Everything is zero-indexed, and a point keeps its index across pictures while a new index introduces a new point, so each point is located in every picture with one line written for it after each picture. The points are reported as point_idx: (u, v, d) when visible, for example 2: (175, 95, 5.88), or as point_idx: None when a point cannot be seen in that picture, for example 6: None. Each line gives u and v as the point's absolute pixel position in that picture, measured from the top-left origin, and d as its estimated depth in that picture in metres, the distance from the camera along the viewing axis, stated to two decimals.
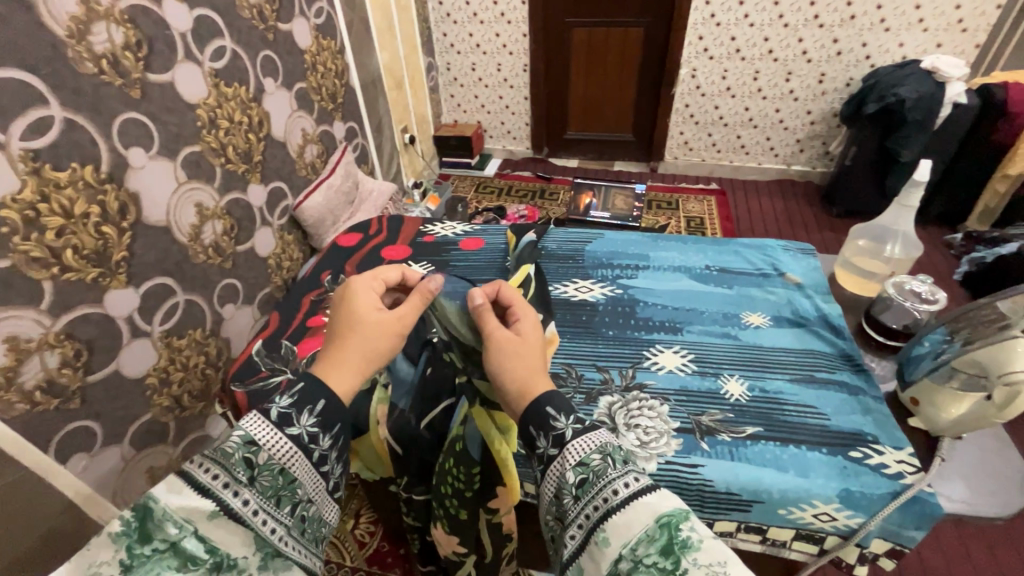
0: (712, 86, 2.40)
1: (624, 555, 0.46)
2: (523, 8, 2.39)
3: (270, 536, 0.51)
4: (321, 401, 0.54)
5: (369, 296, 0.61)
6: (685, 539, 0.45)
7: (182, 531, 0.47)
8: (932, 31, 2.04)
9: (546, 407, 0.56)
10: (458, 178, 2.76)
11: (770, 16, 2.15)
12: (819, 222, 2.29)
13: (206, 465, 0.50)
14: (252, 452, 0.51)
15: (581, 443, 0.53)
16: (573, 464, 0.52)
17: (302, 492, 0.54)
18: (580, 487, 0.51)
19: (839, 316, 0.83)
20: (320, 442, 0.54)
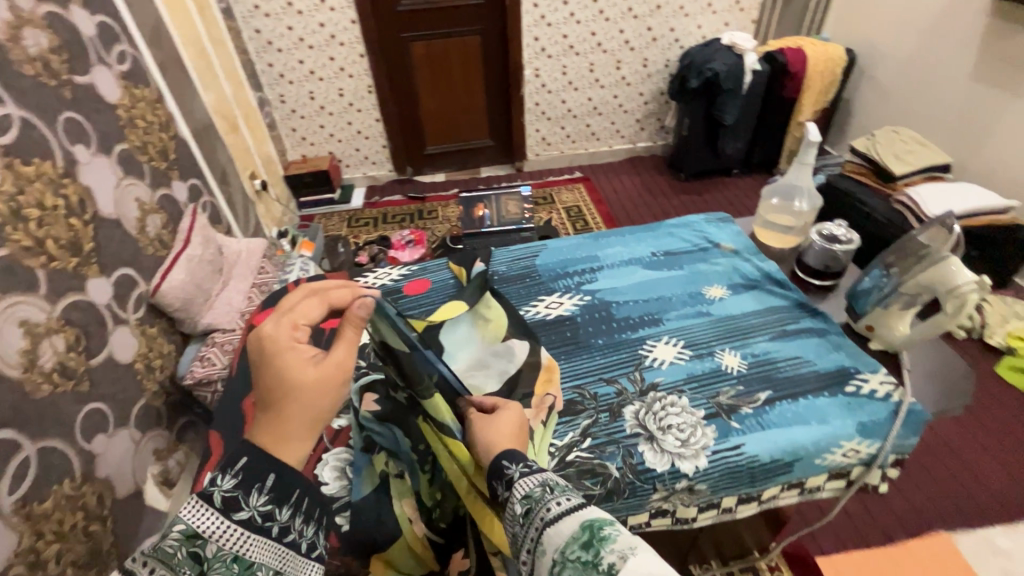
0: (555, 82, 2.54)
1: (556, 559, 0.41)
2: (354, 28, 2.27)
3: None
4: (270, 476, 0.51)
5: (296, 349, 0.54)
6: (605, 533, 0.39)
7: None
8: (719, 13, 2.40)
9: (501, 460, 0.54)
10: (324, 216, 2.52)
11: (592, 12, 2.33)
12: (674, 189, 2.56)
13: (151, 563, 0.47)
14: (199, 546, 0.49)
15: (529, 477, 0.50)
16: (522, 496, 0.49)
17: (265, 572, 0.51)
18: (525, 515, 0.47)
19: (778, 271, 0.92)
20: (279, 517, 0.52)
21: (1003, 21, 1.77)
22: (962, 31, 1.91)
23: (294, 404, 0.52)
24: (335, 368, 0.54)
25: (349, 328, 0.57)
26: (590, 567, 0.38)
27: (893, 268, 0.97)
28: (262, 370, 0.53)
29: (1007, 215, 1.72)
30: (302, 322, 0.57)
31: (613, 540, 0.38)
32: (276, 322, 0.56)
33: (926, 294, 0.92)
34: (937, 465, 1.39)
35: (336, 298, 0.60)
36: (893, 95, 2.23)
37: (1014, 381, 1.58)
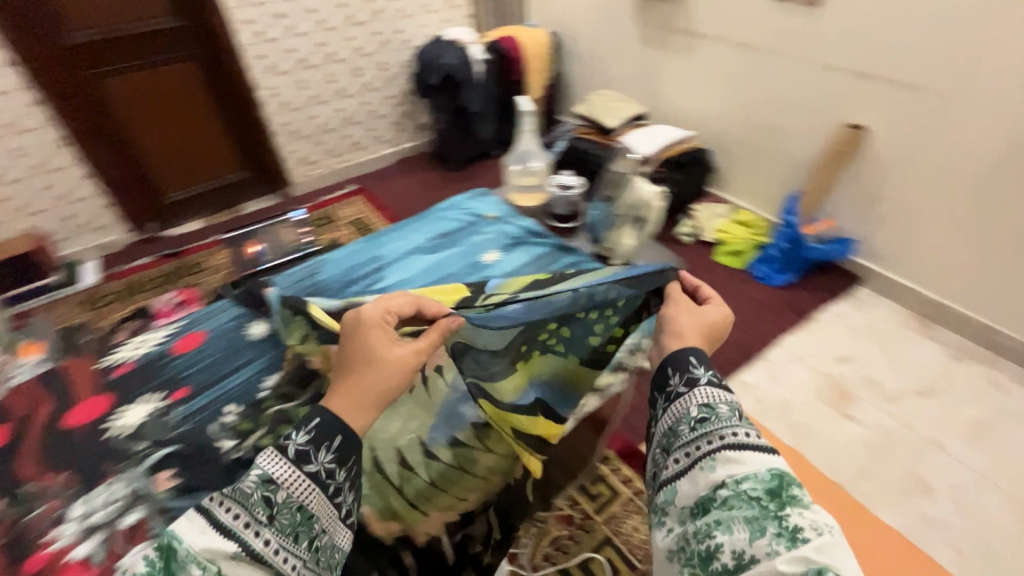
0: (299, 99, 2.43)
1: (726, 483, 0.61)
2: (13, 71, 1.84)
3: (290, 571, 0.60)
4: (336, 437, 0.65)
5: (384, 329, 0.74)
6: (796, 499, 0.58)
7: (205, 572, 0.55)
8: (436, 12, 2.59)
9: (686, 356, 0.73)
10: (47, 308, 2.01)
11: (313, 23, 2.29)
12: (448, 180, 2.70)
13: (229, 506, 0.60)
14: (269, 491, 0.61)
15: (715, 392, 0.69)
16: (699, 404, 0.68)
17: (320, 526, 0.64)
18: (701, 423, 0.67)
19: (535, 225, 1.08)
20: (336, 477, 0.65)
21: None
22: (621, 8, 2.40)
23: (371, 370, 0.69)
24: (408, 353, 0.72)
25: (434, 333, 0.76)
26: (767, 513, 0.57)
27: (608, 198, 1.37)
28: (354, 335, 0.73)
29: (688, 142, 2.25)
30: (393, 310, 0.78)
31: (803, 510, 0.57)
32: (373, 307, 0.77)
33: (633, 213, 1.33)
34: None
35: (426, 304, 0.81)
36: (592, 65, 2.69)
37: (727, 262, 2.11)
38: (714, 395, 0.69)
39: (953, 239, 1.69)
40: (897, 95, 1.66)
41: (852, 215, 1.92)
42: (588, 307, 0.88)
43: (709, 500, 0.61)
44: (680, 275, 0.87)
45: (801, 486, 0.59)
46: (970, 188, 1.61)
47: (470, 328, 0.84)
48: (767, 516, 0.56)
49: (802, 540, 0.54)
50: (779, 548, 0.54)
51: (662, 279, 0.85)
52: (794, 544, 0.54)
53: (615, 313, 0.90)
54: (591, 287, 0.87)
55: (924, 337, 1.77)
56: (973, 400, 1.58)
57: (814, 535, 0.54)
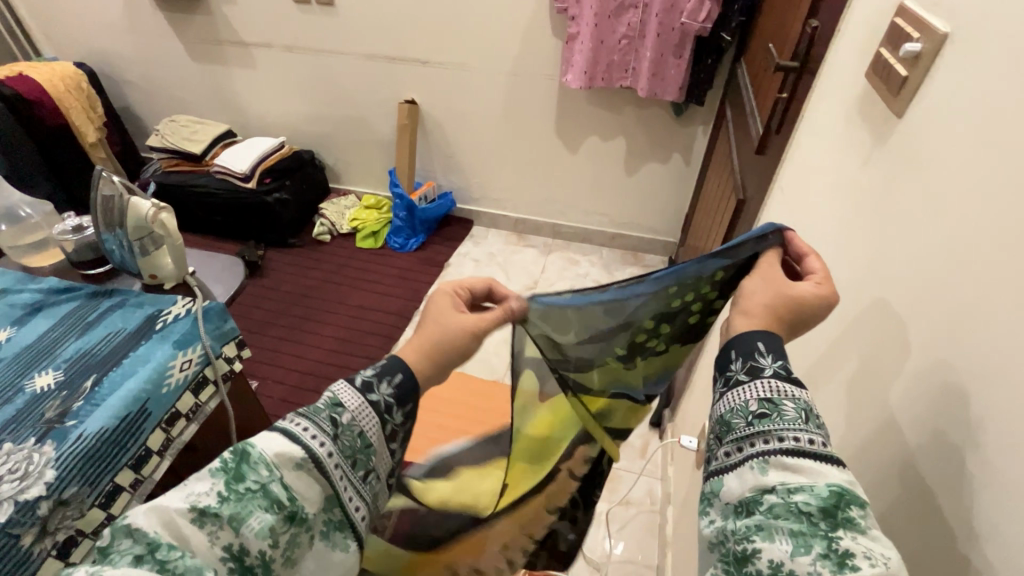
0: None
1: (774, 491, 0.41)
2: None
3: (344, 500, 0.51)
4: (400, 375, 0.55)
5: (449, 305, 0.61)
6: (858, 524, 0.38)
7: (270, 477, 0.47)
8: None
9: (757, 341, 0.49)
10: None
11: None
12: None
13: (300, 420, 0.50)
14: (337, 413, 0.51)
15: (789, 387, 0.45)
16: (761, 398, 0.45)
17: (375, 463, 0.54)
18: (755, 421, 0.45)
19: (58, 282, 0.92)
20: (393, 417, 0.54)
21: (170, 12, 2.12)
22: (153, 25, 2.18)
23: (424, 337, 0.58)
24: (469, 324, 0.59)
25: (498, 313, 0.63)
26: (818, 531, 0.38)
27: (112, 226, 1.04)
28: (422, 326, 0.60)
29: (286, 148, 2.28)
30: (465, 289, 0.64)
31: (860, 537, 0.37)
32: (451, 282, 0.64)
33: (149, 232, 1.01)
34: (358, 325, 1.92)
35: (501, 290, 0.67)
36: (153, 91, 2.41)
37: (369, 245, 2.28)
38: (792, 387, 0.45)
39: (509, 170, 2.21)
40: (425, 71, 2.02)
41: (445, 173, 2.30)
42: (689, 290, 0.64)
43: (755, 504, 0.41)
44: (787, 240, 0.59)
45: (867, 506, 0.39)
46: (499, 131, 2.11)
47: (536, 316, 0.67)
48: (814, 536, 0.38)
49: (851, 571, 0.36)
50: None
51: (754, 251, 0.59)
52: None
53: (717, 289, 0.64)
54: (687, 274, 0.62)
55: (523, 246, 2.30)
56: (562, 277, 2.15)
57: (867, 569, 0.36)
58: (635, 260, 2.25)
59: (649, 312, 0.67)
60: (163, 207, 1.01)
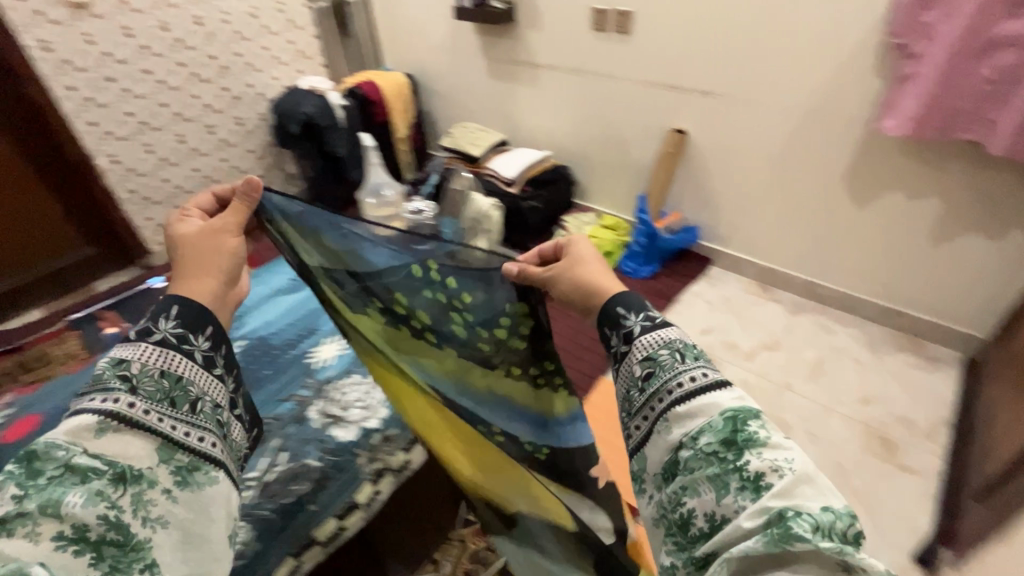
0: (145, 163, 2.29)
1: (687, 442, 0.52)
2: None
3: (180, 436, 0.53)
4: (173, 305, 0.57)
5: (182, 218, 0.66)
6: (756, 438, 0.49)
7: (71, 452, 0.47)
8: (289, 63, 2.62)
9: (615, 306, 0.62)
10: None
11: (151, 83, 2.19)
12: None
13: (90, 396, 0.51)
14: (124, 369, 0.53)
15: (654, 340, 0.59)
16: (641, 360, 0.58)
17: (198, 391, 0.56)
18: (647, 377, 0.57)
19: None
20: (194, 342, 0.57)
21: (484, 35, 2.47)
22: (467, 46, 2.57)
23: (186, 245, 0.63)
24: (217, 230, 0.65)
25: (236, 204, 0.68)
26: (726, 467, 0.48)
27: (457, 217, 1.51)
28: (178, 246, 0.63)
29: (547, 162, 2.46)
30: (194, 207, 0.68)
31: (763, 451, 0.48)
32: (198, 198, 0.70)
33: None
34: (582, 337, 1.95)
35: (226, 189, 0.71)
36: (452, 100, 2.84)
37: None
38: (668, 332, 0.59)
39: (769, 216, 2.02)
40: (703, 102, 1.96)
41: (695, 207, 2.21)
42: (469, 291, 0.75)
43: (675, 465, 0.53)
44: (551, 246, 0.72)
45: (760, 419, 0.51)
46: (771, 173, 1.93)
47: (278, 221, 0.75)
48: (728, 473, 0.48)
49: (764, 489, 0.46)
50: (744, 503, 0.46)
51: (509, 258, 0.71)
52: (760, 497, 0.46)
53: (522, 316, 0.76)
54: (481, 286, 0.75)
55: (766, 299, 2.07)
56: (809, 346, 1.86)
57: (778, 481, 0.45)
58: (913, 347, 1.84)
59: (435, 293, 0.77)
60: None
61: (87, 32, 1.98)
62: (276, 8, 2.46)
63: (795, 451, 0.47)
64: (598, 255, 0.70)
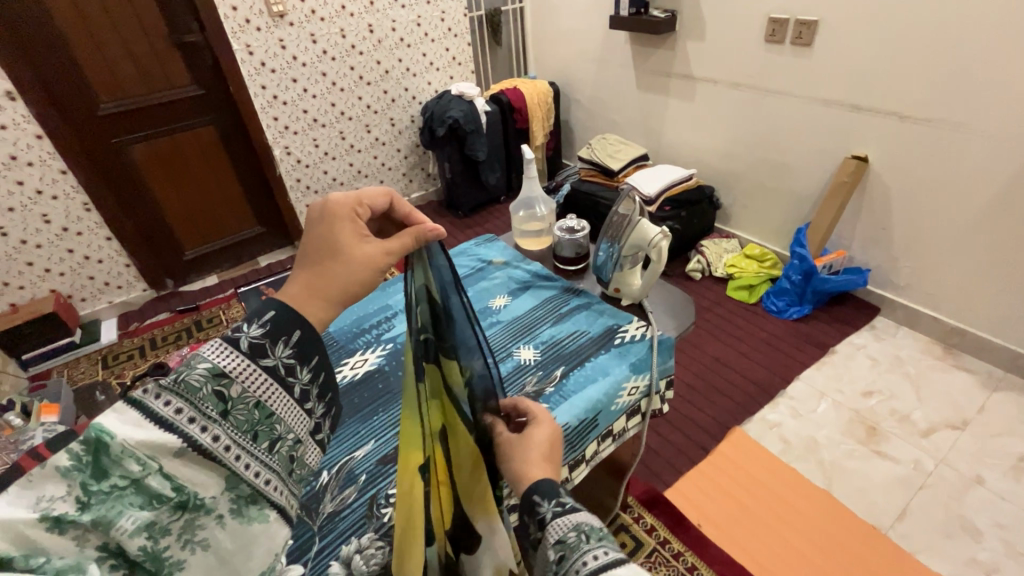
0: (310, 156, 2.54)
1: None
2: (42, 143, 1.93)
3: (249, 472, 0.43)
4: (297, 330, 0.47)
5: (355, 220, 0.53)
6: None
7: (145, 470, 0.38)
8: (442, 69, 2.74)
9: (534, 494, 0.54)
10: (66, 366, 2.05)
11: (324, 85, 2.42)
12: (458, 226, 2.80)
13: (165, 396, 0.40)
14: (223, 386, 0.43)
15: (563, 520, 0.49)
16: (552, 543, 0.48)
17: (285, 429, 0.46)
18: (560, 562, 0.46)
19: (542, 269, 1.08)
20: (298, 375, 0.47)
21: (637, 45, 2.37)
22: (618, 56, 2.49)
23: (340, 258, 0.50)
24: (379, 254, 0.52)
25: (408, 237, 0.57)
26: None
27: (612, 239, 1.01)
28: (328, 260, 0.50)
29: (693, 180, 2.28)
30: (365, 202, 0.56)
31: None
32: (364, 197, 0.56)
33: (642, 253, 0.97)
34: (716, 377, 1.77)
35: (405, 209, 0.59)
36: (594, 110, 2.78)
37: (740, 297, 2.10)
38: (579, 514, 0.49)
39: (970, 267, 1.67)
40: (895, 126, 1.67)
41: (865, 246, 1.91)
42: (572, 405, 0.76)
43: None
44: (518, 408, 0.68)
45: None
46: (979, 217, 1.59)
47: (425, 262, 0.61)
48: None
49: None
50: None
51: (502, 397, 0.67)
52: None
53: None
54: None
55: (951, 366, 1.72)
56: (1010, 432, 1.50)
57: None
58: None
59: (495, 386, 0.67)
60: (668, 237, 0.96)
61: (281, 38, 2.22)
62: (438, 17, 2.58)
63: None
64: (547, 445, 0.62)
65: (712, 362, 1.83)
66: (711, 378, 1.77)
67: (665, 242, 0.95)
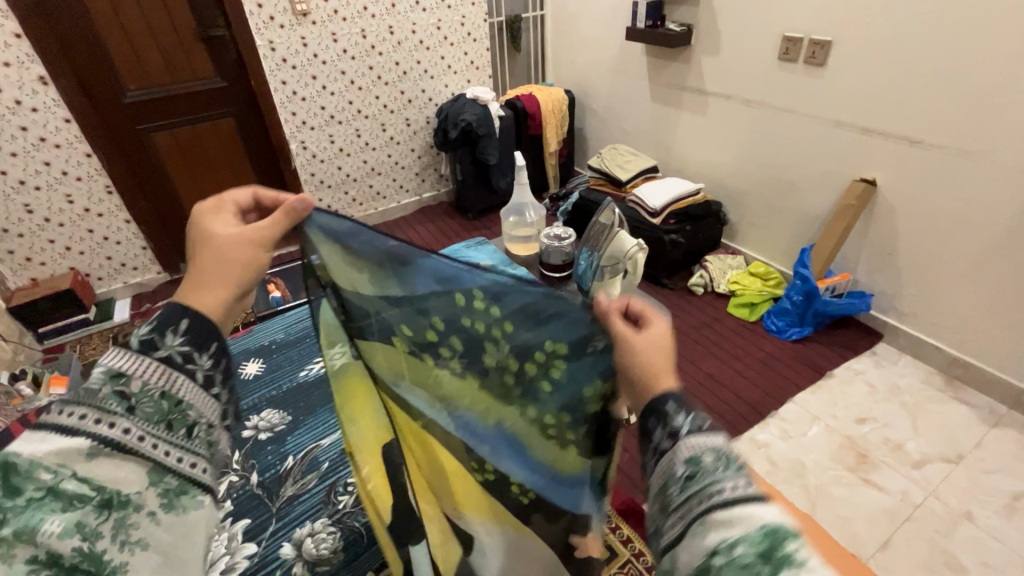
0: (326, 151, 2.60)
1: (718, 550, 0.41)
2: (70, 126, 2.01)
3: (168, 459, 0.50)
4: (183, 320, 0.53)
5: (220, 218, 0.62)
6: (794, 559, 0.38)
7: (59, 475, 0.45)
8: (460, 72, 2.78)
9: (667, 401, 0.51)
10: (78, 342, 2.13)
11: (343, 83, 2.48)
12: (466, 227, 2.84)
13: (71, 410, 0.47)
14: (123, 385, 0.49)
15: (700, 437, 0.48)
16: (682, 457, 0.47)
17: (197, 415, 0.53)
18: (688, 480, 0.46)
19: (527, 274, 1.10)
20: (197, 360, 0.53)
21: (653, 57, 2.37)
22: (634, 67, 2.50)
23: (208, 253, 0.58)
24: (242, 238, 0.59)
25: (276, 215, 0.62)
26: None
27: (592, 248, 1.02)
28: (200, 252, 0.58)
29: (700, 195, 2.27)
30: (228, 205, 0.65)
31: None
32: (229, 202, 0.65)
33: (620, 263, 0.98)
34: (708, 394, 1.76)
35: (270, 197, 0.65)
36: (608, 120, 2.79)
37: (741, 314, 2.08)
38: (718, 434, 0.48)
39: (976, 298, 1.63)
40: (906, 151, 1.65)
41: (871, 270, 1.89)
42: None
43: None
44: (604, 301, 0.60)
45: (802, 541, 0.39)
46: (987, 249, 1.56)
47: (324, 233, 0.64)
48: None
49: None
50: None
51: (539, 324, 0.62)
52: None
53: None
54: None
55: (951, 398, 1.68)
56: (1006, 470, 1.47)
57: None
58: None
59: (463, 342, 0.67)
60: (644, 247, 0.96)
61: (303, 36, 2.28)
62: (458, 21, 2.62)
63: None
64: (669, 339, 0.58)
65: (705, 378, 1.82)
66: (701, 394, 1.76)
67: (640, 254, 0.95)
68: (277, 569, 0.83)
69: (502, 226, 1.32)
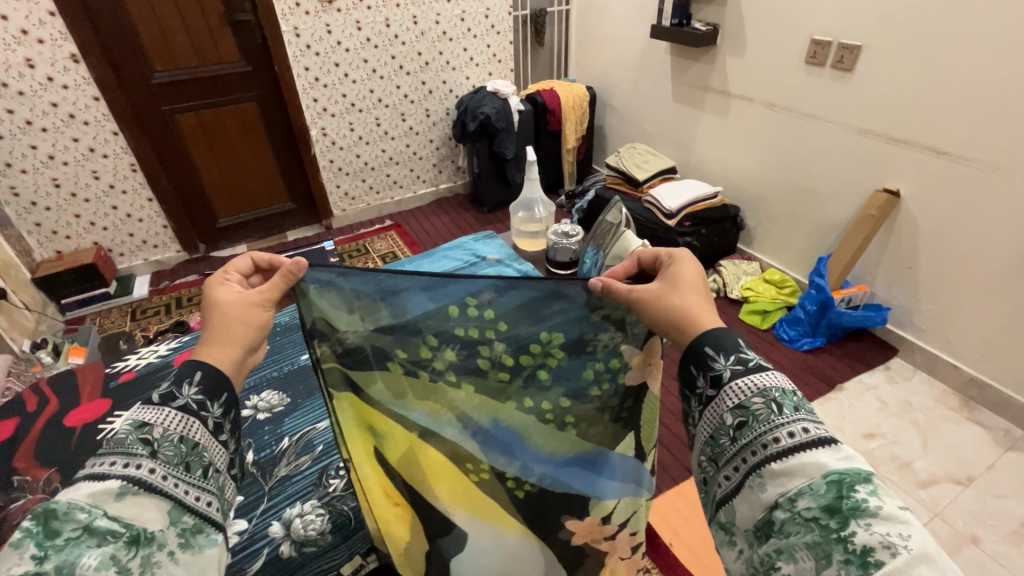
0: (345, 138, 2.62)
1: (782, 503, 0.44)
2: (99, 104, 2.06)
3: (188, 498, 0.51)
4: (197, 371, 0.56)
5: (227, 284, 0.65)
6: (862, 507, 0.40)
7: (92, 515, 0.45)
8: (482, 64, 2.77)
9: (704, 347, 0.55)
10: (100, 315, 2.19)
11: (365, 72, 2.49)
12: (480, 220, 2.84)
13: (100, 458, 0.49)
14: (146, 432, 0.51)
15: (744, 383, 0.51)
16: (730, 407, 0.51)
17: (211, 457, 0.54)
18: (738, 429, 0.50)
19: (529, 269, 1.12)
20: (210, 409, 0.55)
21: (676, 56, 2.34)
22: (657, 66, 2.47)
23: (216, 318, 0.61)
24: (247, 304, 0.62)
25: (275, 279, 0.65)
26: (828, 536, 0.40)
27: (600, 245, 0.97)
28: (208, 317, 0.61)
29: (717, 199, 2.24)
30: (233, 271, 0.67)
31: (873, 523, 0.39)
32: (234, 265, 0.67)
33: None
34: None
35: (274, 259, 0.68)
36: (629, 118, 2.76)
37: (752, 322, 2.05)
38: (764, 378, 0.50)
39: (997, 318, 1.58)
40: (932, 162, 1.60)
41: (889, 283, 1.84)
42: (572, 373, 0.75)
43: (768, 526, 0.45)
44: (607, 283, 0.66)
45: (871, 486, 0.41)
46: (1012, 268, 1.51)
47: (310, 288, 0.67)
48: (829, 542, 0.40)
49: (875, 566, 0.37)
50: None
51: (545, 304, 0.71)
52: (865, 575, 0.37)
53: (615, 398, 0.76)
54: (581, 360, 0.75)
55: (964, 419, 1.63)
56: (1018, 495, 1.42)
57: (889, 559, 0.37)
58: None
59: (455, 349, 0.74)
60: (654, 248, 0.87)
61: (328, 23, 2.30)
62: (482, 13, 2.61)
63: (915, 525, 0.38)
64: (698, 281, 0.63)
65: None
66: None
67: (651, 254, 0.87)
68: (265, 546, 0.84)
69: (511, 221, 1.32)
